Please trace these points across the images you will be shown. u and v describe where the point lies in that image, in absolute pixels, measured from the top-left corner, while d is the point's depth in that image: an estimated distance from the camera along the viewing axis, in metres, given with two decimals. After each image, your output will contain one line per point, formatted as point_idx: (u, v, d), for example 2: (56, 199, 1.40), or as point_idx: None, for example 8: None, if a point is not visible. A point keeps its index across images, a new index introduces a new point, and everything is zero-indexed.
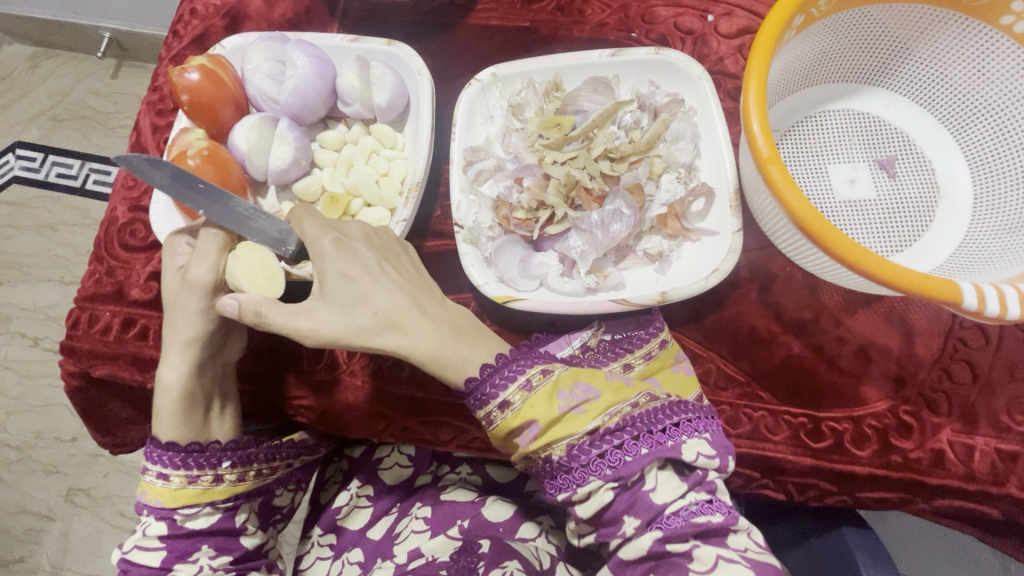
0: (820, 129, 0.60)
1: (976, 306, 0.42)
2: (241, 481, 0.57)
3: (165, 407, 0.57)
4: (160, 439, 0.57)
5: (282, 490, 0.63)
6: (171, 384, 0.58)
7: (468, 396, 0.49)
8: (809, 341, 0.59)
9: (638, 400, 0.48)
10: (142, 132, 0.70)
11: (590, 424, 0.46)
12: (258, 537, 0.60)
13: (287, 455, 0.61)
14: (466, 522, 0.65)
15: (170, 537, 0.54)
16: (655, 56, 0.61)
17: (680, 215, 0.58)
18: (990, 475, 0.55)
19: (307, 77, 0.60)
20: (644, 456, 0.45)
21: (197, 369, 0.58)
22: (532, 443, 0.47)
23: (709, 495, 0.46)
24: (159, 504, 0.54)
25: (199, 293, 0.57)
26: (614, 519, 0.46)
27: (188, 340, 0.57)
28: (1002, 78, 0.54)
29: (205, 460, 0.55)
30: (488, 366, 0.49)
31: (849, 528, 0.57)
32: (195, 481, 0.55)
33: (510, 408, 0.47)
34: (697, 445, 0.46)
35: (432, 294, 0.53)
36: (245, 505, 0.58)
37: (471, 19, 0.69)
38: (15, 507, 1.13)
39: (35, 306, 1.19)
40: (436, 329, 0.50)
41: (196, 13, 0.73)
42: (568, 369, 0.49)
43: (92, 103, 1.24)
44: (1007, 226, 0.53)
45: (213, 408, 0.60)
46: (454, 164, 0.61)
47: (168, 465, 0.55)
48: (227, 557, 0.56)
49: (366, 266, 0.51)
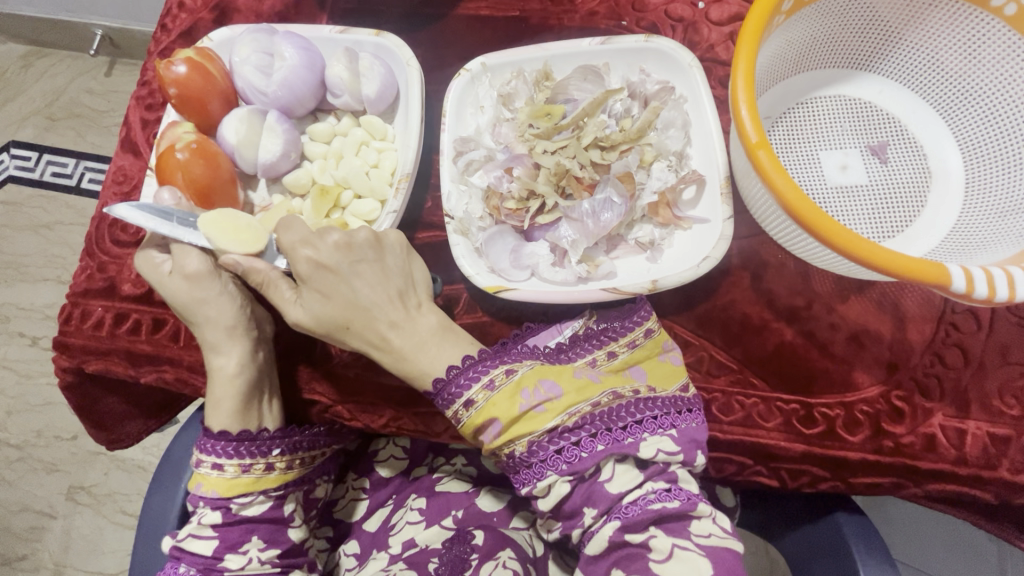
0: (811, 115, 0.60)
1: (964, 289, 0.42)
2: (289, 469, 0.58)
3: (224, 398, 0.57)
4: (213, 430, 0.57)
5: (320, 480, 0.63)
6: (232, 373, 0.58)
7: (438, 395, 0.50)
8: (800, 328, 0.59)
9: (600, 399, 0.47)
10: (131, 126, 0.70)
11: (550, 423, 0.45)
12: (303, 531, 0.58)
13: (324, 445, 0.62)
14: (460, 513, 0.65)
15: (224, 526, 0.54)
16: (645, 44, 0.61)
17: (671, 204, 0.58)
18: (982, 458, 0.55)
19: (295, 68, 0.60)
20: (600, 451, 0.45)
21: (252, 349, 0.59)
22: (494, 440, 0.47)
23: (667, 484, 0.46)
24: (215, 494, 0.54)
25: (211, 279, 0.58)
26: (574, 511, 0.46)
27: (232, 324, 0.58)
28: (991, 62, 0.53)
29: (258, 448, 0.56)
30: (454, 367, 0.49)
31: (842, 514, 0.58)
32: (248, 470, 0.55)
33: (473, 407, 0.48)
34: (657, 443, 0.46)
35: (400, 297, 0.54)
36: (292, 495, 0.58)
37: (459, 9, 0.69)
38: (17, 506, 1.14)
39: (32, 305, 1.19)
40: (402, 341, 0.52)
41: (184, 6, 0.73)
42: (534, 368, 0.48)
43: (86, 101, 1.24)
44: (998, 211, 0.53)
45: (265, 394, 0.59)
46: (444, 155, 0.61)
47: (223, 454, 0.55)
48: (275, 549, 0.55)
49: (338, 282, 0.53)
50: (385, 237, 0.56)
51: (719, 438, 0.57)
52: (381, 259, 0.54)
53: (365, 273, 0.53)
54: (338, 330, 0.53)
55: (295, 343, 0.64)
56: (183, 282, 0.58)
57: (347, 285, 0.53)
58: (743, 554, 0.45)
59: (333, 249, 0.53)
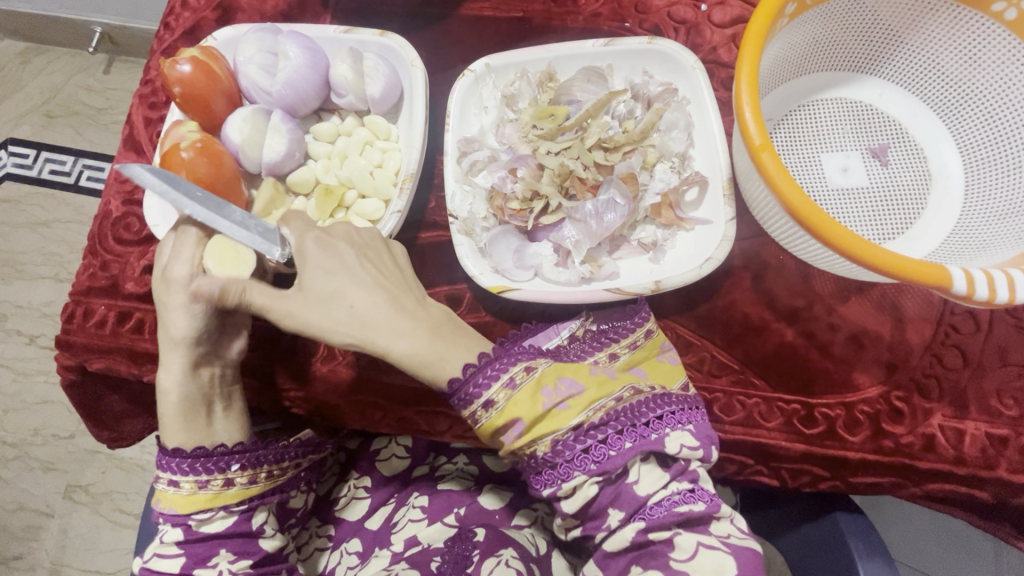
0: (813, 117, 0.60)
1: (965, 291, 0.43)
2: (253, 483, 0.55)
3: (166, 413, 0.57)
4: (166, 446, 0.56)
5: (296, 491, 0.61)
6: (168, 388, 0.57)
7: (452, 396, 0.48)
8: (801, 328, 0.59)
9: (622, 394, 0.48)
10: (134, 125, 0.70)
11: (575, 420, 0.46)
12: (278, 540, 0.57)
13: (296, 457, 0.59)
14: (462, 510, 0.65)
15: (188, 543, 0.54)
16: (649, 46, 0.61)
17: (674, 205, 0.59)
18: (980, 458, 0.55)
19: (300, 68, 0.60)
20: (628, 450, 0.45)
21: (192, 367, 0.57)
22: (517, 441, 0.46)
23: (691, 484, 0.47)
24: (173, 511, 0.53)
25: (181, 290, 0.56)
26: (599, 512, 0.47)
27: (176, 338, 0.56)
28: (992, 67, 0.54)
29: (213, 464, 0.54)
30: (471, 366, 0.48)
31: (841, 513, 0.58)
32: (206, 486, 0.54)
33: (494, 408, 0.47)
34: (680, 438, 0.47)
35: (409, 290, 0.53)
36: (262, 506, 0.56)
37: (463, 10, 0.69)
38: (13, 505, 1.13)
39: (30, 304, 1.19)
40: (408, 323, 0.50)
41: (188, 5, 0.73)
42: (552, 365, 0.48)
43: (84, 98, 1.24)
44: (998, 213, 0.54)
45: (215, 406, 0.59)
46: (448, 155, 0.62)
47: (178, 471, 0.54)
48: (247, 560, 0.54)
49: (344, 261, 0.52)
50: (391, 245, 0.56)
51: (720, 438, 0.58)
52: (390, 255, 0.55)
53: (373, 260, 0.53)
54: (334, 303, 0.51)
55: (295, 342, 0.63)
56: (161, 279, 0.57)
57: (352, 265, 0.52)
58: (762, 553, 0.46)
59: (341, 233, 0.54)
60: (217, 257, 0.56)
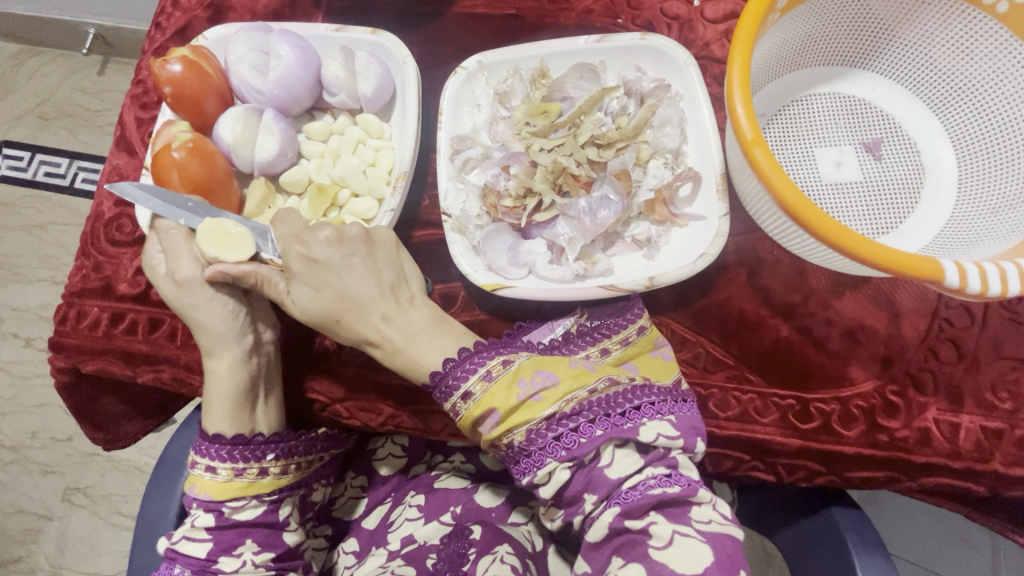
0: (806, 112, 0.60)
1: (958, 284, 0.43)
2: (284, 474, 0.56)
3: (218, 400, 0.57)
4: (209, 433, 0.56)
5: (317, 485, 0.62)
6: (221, 375, 0.57)
7: (434, 388, 0.50)
8: (796, 324, 0.59)
9: (597, 385, 0.47)
10: (127, 126, 0.70)
11: (548, 410, 0.46)
12: (299, 535, 0.57)
13: (321, 449, 0.61)
14: (458, 509, 0.65)
15: (217, 529, 0.53)
16: (641, 42, 0.61)
17: (667, 201, 0.58)
18: (975, 452, 0.55)
19: (291, 67, 0.60)
20: (599, 436, 0.45)
21: (244, 357, 0.58)
22: (493, 430, 0.47)
23: (667, 470, 0.46)
24: (207, 497, 0.53)
25: (203, 282, 0.57)
26: (575, 497, 0.46)
27: (221, 328, 0.57)
28: (984, 60, 0.54)
29: (252, 453, 0.54)
30: (450, 360, 0.49)
31: (837, 508, 0.58)
32: (242, 474, 0.54)
33: (471, 398, 0.48)
34: (657, 426, 0.46)
35: (392, 290, 0.53)
36: (288, 499, 0.56)
37: (455, 7, 0.69)
38: (11, 509, 1.13)
39: (26, 307, 1.18)
40: (394, 334, 0.52)
41: (179, 5, 0.73)
42: (530, 358, 0.48)
43: (78, 100, 1.23)
44: (992, 207, 0.54)
45: (258, 399, 0.58)
46: (441, 153, 0.61)
47: (217, 457, 0.54)
48: (270, 553, 0.54)
49: (327, 281, 0.52)
50: (374, 232, 0.55)
51: (715, 433, 0.58)
52: (372, 253, 0.54)
53: (356, 267, 0.53)
54: (329, 323, 0.53)
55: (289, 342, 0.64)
56: (169, 284, 0.58)
57: (338, 277, 0.52)
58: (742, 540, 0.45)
59: (324, 244, 0.53)
60: (212, 241, 0.54)
